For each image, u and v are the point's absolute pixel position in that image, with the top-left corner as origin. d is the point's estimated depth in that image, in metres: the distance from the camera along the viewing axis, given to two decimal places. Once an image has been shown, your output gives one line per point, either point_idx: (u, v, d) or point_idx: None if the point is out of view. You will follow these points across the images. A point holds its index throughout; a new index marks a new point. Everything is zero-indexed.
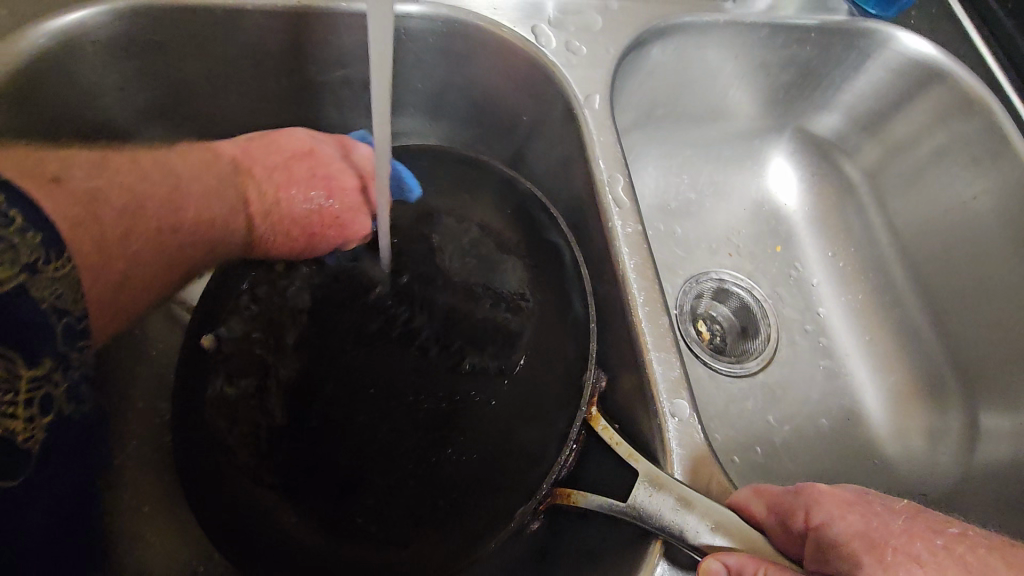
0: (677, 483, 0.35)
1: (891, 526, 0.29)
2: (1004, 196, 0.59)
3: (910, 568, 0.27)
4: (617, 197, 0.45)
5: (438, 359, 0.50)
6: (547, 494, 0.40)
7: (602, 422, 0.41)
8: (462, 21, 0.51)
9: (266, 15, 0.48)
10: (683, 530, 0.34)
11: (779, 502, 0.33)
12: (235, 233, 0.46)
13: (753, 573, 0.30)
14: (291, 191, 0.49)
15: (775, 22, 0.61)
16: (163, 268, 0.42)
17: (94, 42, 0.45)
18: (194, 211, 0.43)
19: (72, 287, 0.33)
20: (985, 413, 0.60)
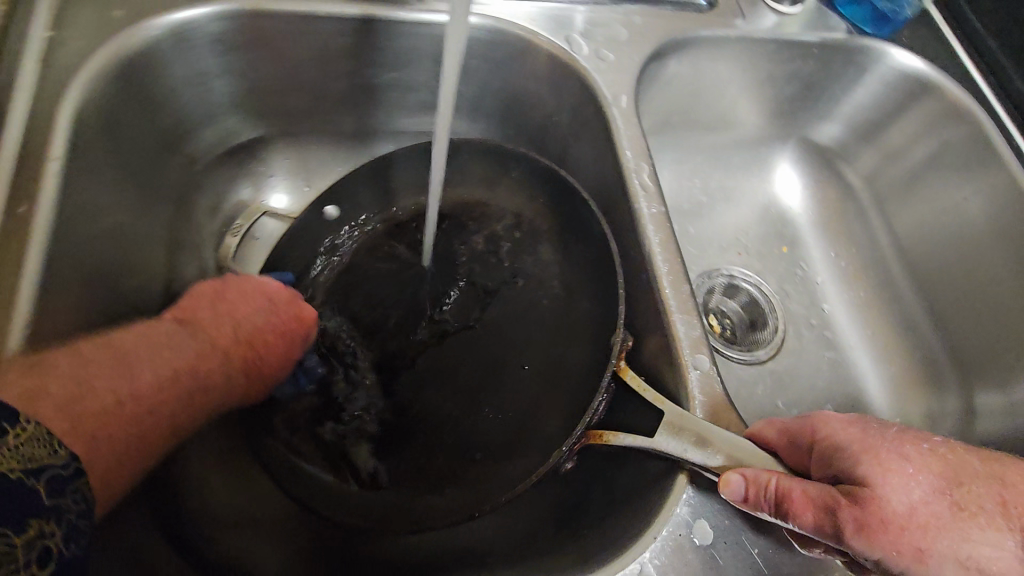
0: (698, 421, 0.39)
1: (885, 435, 0.35)
2: (992, 197, 0.65)
3: (901, 463, 0.33)
4: (643, 182, 0.51)
5: (473, 329, 0.57)
6: (580, 436, 0.44)
7: (630, 374, 0.46)
8: (504, 30, 0.58)
9: (334, 22, 0.54)
10: (703, 459, 0.38)
11: (790, 428, 0.39)
12: (214, 374, 0.46)
13: (767, 480, 0.35)
14: (240, 314, 0.49)
15: (780, 38, 0.67)
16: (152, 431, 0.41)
17: (185, 40, 0.51)
18: (158, 375, 0.42)
19: (38, 447, 0.32)
20: (980, 395, 0.64)
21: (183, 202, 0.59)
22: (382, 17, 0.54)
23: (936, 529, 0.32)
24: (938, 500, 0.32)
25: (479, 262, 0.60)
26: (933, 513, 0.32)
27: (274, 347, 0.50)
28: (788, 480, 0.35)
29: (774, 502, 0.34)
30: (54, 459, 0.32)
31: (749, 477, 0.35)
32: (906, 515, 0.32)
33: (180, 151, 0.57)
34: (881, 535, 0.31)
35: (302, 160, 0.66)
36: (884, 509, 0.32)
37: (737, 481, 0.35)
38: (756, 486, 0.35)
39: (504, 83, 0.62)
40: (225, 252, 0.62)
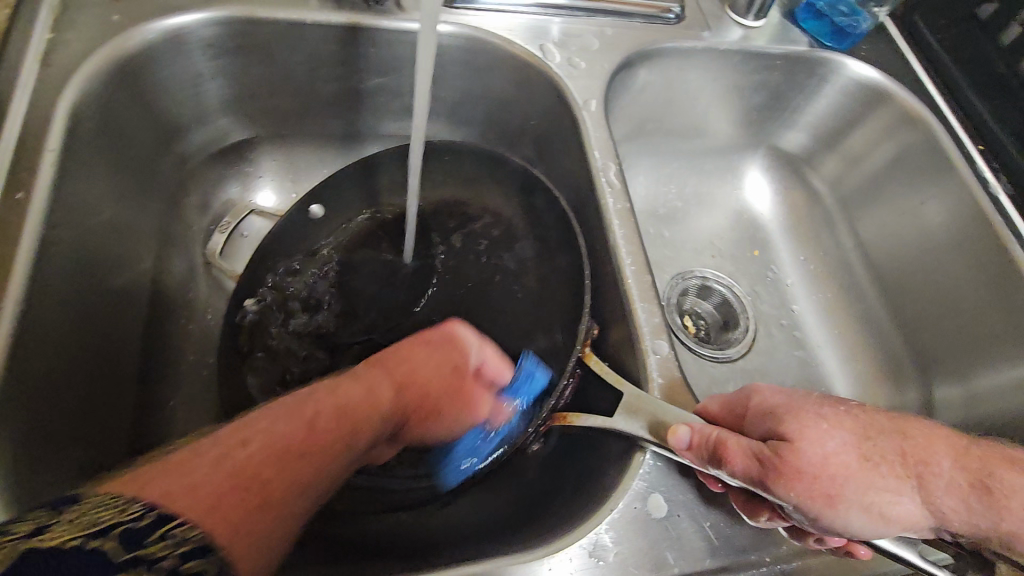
0: (653, 401, 0.42)
1: (807, 398, 0.38)
2: (947, 200, 0.68)
3: (817, 418, 0.36)
4: (610, 180, 0.54)
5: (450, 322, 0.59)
6: (546, 418, 0.47)
7: (594, 359, 0.48)
8: (480, 40, 0.61)
9: (319, 29, 0.57)
10: (655, 434, 0.41)
11: (730, 398, 0.41)
12: (354, 401, 0.38)
13: (709, 433, 0.37)
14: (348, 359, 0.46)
15: (746, 50, 0.71)
16: (261, 480, 0.31)
17: (180, 44, 0.54)
18: (269, 419, 0.35)
19: (103, 511, 0.27)
20: (938, 388, 0.67)
21: (173, 199, 0.61)
22: (366, 25, 0.57)
23: (843, 476, 0.34)
24: (848, 451, 0.35)
25: (458, 258, 0.63)
26: (842, 462, 0.34)
27: (431, 373, 0.44)
28: (725, 432, 0.37)
29: (711, 451, 0.36)
30: (123, 516, 0.27)
31: (695, 430, 0.38)
32: (819, 464, 0.34)
33: (172, 150, 0.59)
34: (796, 482, 0.34)
35: (289, 160, 0.68)
36: (800, 458, 0.34)
37: (684, 433, 0.37)
38: (699, 437, 0.37)
39: (483, 88, 0.66)
40: (213, 250, 0.64)
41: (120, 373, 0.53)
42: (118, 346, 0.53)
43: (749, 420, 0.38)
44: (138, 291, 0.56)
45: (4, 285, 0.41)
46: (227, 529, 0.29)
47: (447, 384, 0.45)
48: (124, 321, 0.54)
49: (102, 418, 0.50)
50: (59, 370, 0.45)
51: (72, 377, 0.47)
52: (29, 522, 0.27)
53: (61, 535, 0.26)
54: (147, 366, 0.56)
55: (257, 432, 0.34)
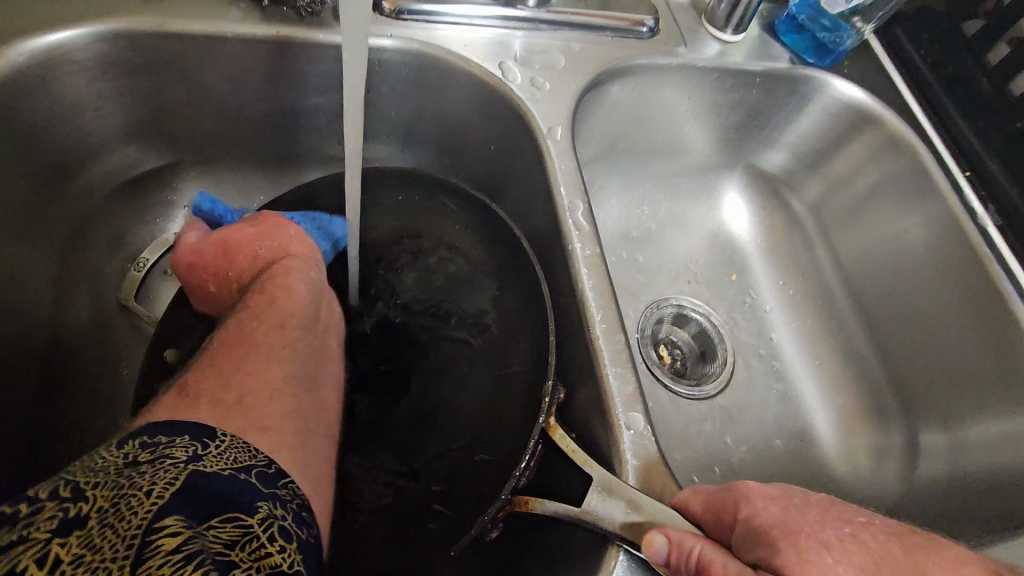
0: (629, 489, 0.37)
1: (806, 517, 0.32)
2: (931, 229, 0.65)
3: (820, 549, 0.30)
4: (577, 222, 0.48)
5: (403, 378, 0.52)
6: (506, 501, 0.40)
7: (560, 432, 0.42)
8: (432, 56, 0.54)
9: (244, 44, 0.49)
10: (631, 532, 0.36)
11: (714, 498, 0.35)
12: (274, 285, 0.50)
13: (691, 546, 0.32)
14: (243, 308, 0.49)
15: (723, 66, 0.66)
16: (238, 353, 0.41)
17: (73, 62, 0.46)
18: (207, 346, 0.43)
19: (236, 451, 0.32)
20: (924, 431, 0.63)
21: (79, 239, 0.53)
22: (298, 40, 0.50)
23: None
24: None
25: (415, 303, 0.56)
26: None
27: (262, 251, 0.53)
28: (711, 548, 0.32)
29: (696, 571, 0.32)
30: (254, 458, 0.33)
31: (674, 540, 0.33)
32: None
33: (74, 184, 0.51)
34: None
35: (218, 187, 0.60)
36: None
37: (661, 544, 0.33)
38: (678, 551, 0.33)
39: (437, 109, 0.59)
40: (128, 289, 0.56)
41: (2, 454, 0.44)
42: None
43: (738, 535, 0.33)
44: (27, 353, 0.48)
45: None
46: (315, 431, 0.40)
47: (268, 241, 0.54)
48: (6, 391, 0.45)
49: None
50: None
51: None
52: (172, 445, 0.30)
53: (216, 463, 0.30)
54: (41, 440, 0.48)
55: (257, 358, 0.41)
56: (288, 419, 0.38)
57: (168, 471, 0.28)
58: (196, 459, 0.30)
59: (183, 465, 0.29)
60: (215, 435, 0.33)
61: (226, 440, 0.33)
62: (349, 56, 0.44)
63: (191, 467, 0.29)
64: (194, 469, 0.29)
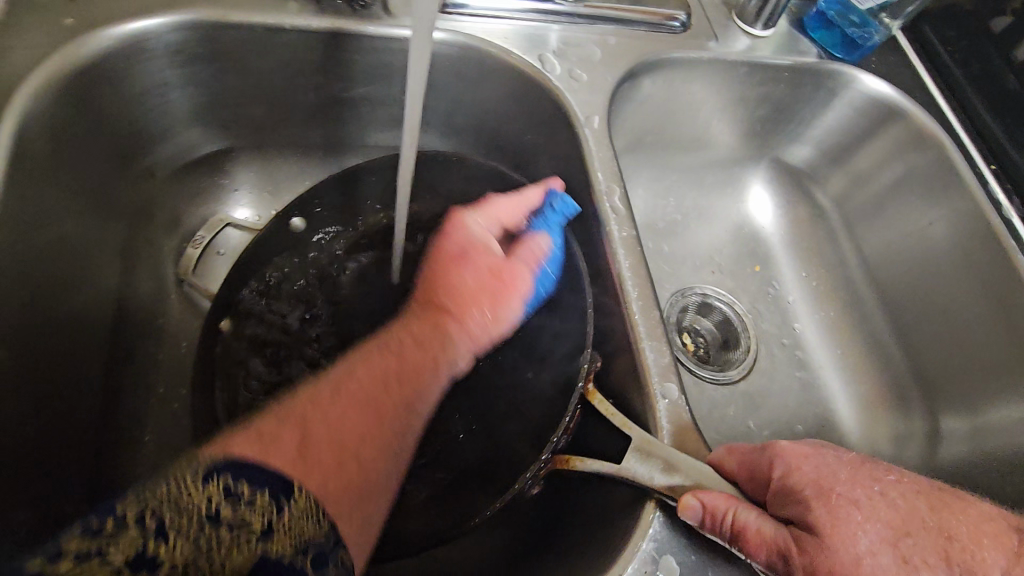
0: (667, 449, 0.39)
1: (838, 476, 0.36)
2: (957, 222, 0.66)
3: (850, 509, 0.34)
4: (614, 205, 0.51)
5: None
6: (547, 461, 0.43)
7: (598, 396, 0.45)
8: (475, 48, 0.57)
9: (301, 35, 0.53)
10: (672, 488, 0.38)
11: (749, 459, 0.39)
12: (420, 345, 0.44)
13: (723, 509, 0.35)
14: (401, 330, 0.46)
15: (753, 61, 0.68)
16: (361, 427, 0.38)
17: (145, 52, 0.49)
18: (348, 377, 0.41)
19: (305, 521, 0.30)
20: (944, 417, 0.65)
21: (141, 217, 0.56)
22: (350, 32, 0.53)
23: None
24: (882, 551, 0.33)
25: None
26: (878, 565, 0.33)
27: (463, 296, 0.47)
28: (744, 515, 0.35)
29: (729, 536, 0.35)
30: (319, 530, 0.31)
31: (708, 508, 0.36)
32: (853, 567, 0.32)
33: (137, 165, 0.54)
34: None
35: (267, 172, 0.63)
36: (832, 559, 0.32)
37: (695, 507, 0.36)
38: (712, 516, 0.36)
39: (478, 99, 0.62)
40: (185, 266, 0.59)
41: (75, 419, 0.48)
42: (70, 372, 0.48)
43: (773, 493, 0.37)
44: (98, 319, 0.51)
45: None
46: (370, 504, 0.36)
47: (478, 294, 0.47)
48: (81, 359, 0.49)
49: (49, 473, 0.45)
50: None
51: (13, 416, 0.42)
52: (253, 500, 0.30)
53: (281, 541, 0.29)
54: (108, 403, 0.51)
55: (368, 423, 0.38)
56: (352, 492, 0.35)
57: (236, 552, 0.28)
58: (266, 535, 0.29)
59: (252, 543, 0.29)
60: (290, 493, 0.31)
61: (299, 500, 0.31)
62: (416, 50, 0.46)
63: (260, 544, 0.29)
64: (260, 549, 0.29)
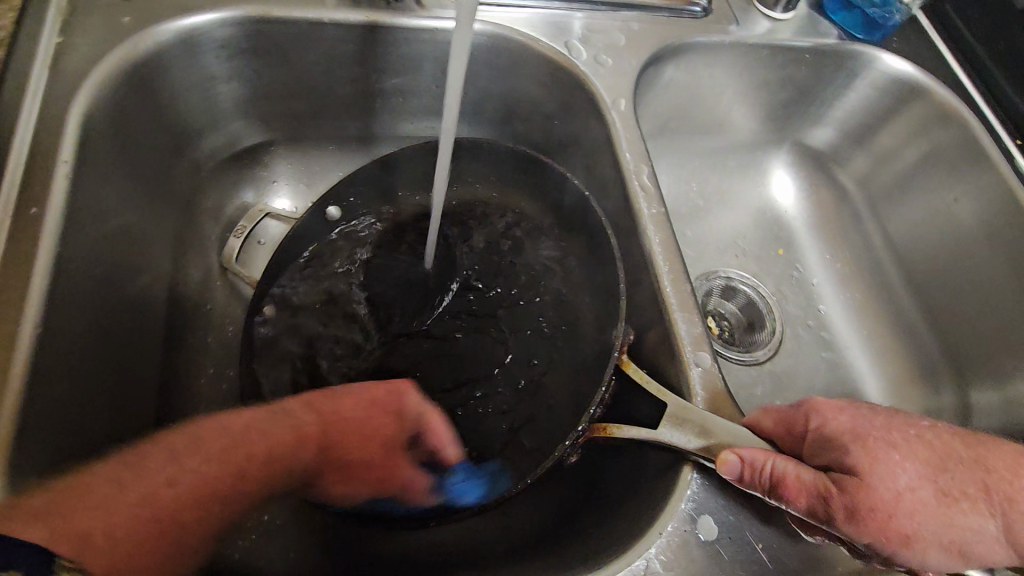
0: (702, 413, 0.40)
1: (874, 423, 0.38)
2: (983, 199, 0.66)
3: (888, 450, 0.36)
4: (643, 183, 0.52)
5: (474, 321, 0.57)
6: (584, 430, 0.45)
7: (632, 366, 0.46)
8: (504, 37, 0.59)
9: (338, 29, 0.55)
10: (708, 449, 0.40)
11: (784, 416, 0.41)
12: (273, 456, 0.40)
13: (761, 462, 0.37)
14: (265, 424, 0.42)
15: (774, 44, 0.69)
16: (163, 519, 0.35)
17: (194, 48, 0.52)
18: (205, 455, 0.38)
19: None
20: (974, 391, 0.65)
21: (191, 208, 0.59)
22: (385, 24, 0.55)
23: (920, 515, 0.34)
24: (923, 486, 0.35)
25: (480, 262, 0.60)
26: (917, 499, 0.35)
27: (350, 448, 0.43)
28: (781, 465, 0.36)
29: (768, 485, 0.36)
30: None
31: (746, 461, 0.37)
32: (894, 500, 0.34)
33: (184, 157, 0.57)
34: (871, 521, 0.34)
35: (304, 163, 0.66)
36: (873, 497, 0.34)
37: (733, 462, 0.37)
38: (751, 468, 0.37)
39: (507, 87, 0.64)
40: (228, 256, 0.61)
41: (128, 412, 0.49)
42: (132, 347, 0.50)
43: (810, 444, 0.38)
44: (155, 301, 0.54)
45: (19, 305, 0.39)
46: None
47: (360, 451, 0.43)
48: (138, 349, 0.51)
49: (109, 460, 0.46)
50: (65, 406, 0.42)
51: (84, 390, 0.44)
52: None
53: None
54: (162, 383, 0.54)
55: (170, 522, 0.36)
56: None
57: None
58: None
59: None
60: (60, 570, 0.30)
61: None
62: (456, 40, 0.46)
63: None
64: None
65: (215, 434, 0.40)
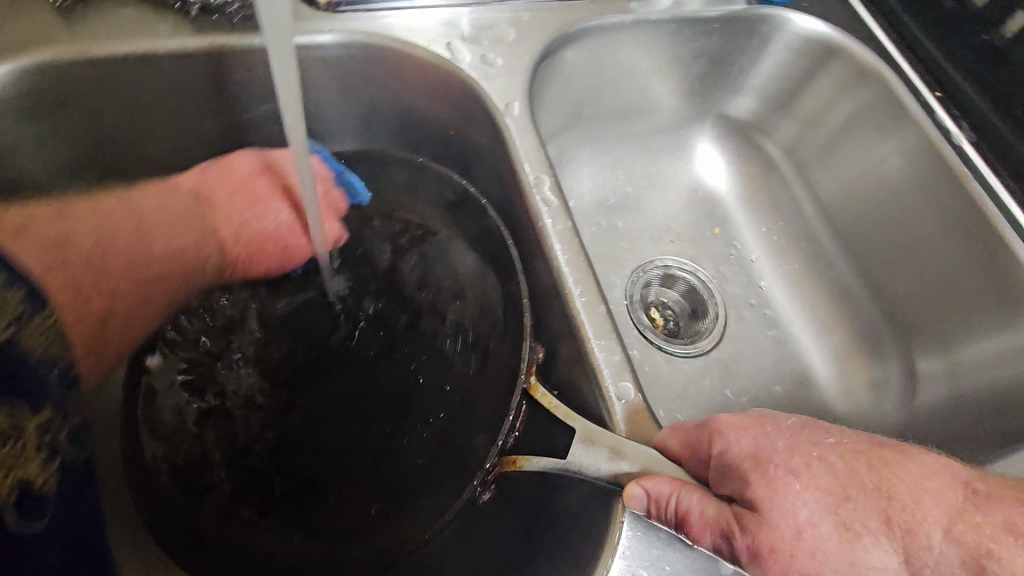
0: (614, 436, 0.37)
1: (776, 445, 0.35)
2: (911, 154, 0.64)
3: (788, 479, 0.33)
4: (545, 197, 0.47)
5: (381, 347, 0.50)
6: (494, 465, 0.42)
7: (541, 390, 0.43)
8: (377, 46, 0.53)
9: (180, 59, 0.48)
10: (617, 476, 0.36)
11: (690, 436, 0.38)
12: (238, 232, 0.54)
13: (669, 495, 0.34)
14: (249, 214, 0.55)
15: (679, 17, 0.64)
16: (157, 273, 0.50)
17: (5, 104, 0.45)
18: (170, 248, 0.51)
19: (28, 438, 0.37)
20: (920, 358, 0.63)
21: None
22: (232, 49, 0.48)
23: (823, 554, 0.31)
24: (824, 520, 0.32)
25: (384, 284, 0.53)
26: (819, 535, 0.31)
27: (271, 248, 0.54)
28: (687, 499, 0.34)
29: (674, 522, 0.34)
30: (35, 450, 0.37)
31: (653, 496, 0.34)
32: (793, 540, 0.32)
33: None
34: (774, 564, 0.32)
35: None
36: (773, 536, 0.32)
37: (640, 498, 0.34)
38: (658, 504, 0.34)
39: (392, 97, 0.57)
40: None
41: None
42: None
43: (713, 470, 0.36)
44: None
45: None
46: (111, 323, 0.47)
47: (280, 253, 0.54)
48: None
49: None
50: None
51: None
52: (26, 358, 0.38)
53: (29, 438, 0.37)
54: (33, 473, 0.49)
55: (155, 272, 0.50)
56: (127, 295, 0.48)
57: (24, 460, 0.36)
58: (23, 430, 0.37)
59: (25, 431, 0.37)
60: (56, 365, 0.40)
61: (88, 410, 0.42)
62: (276, 58, 0.39)
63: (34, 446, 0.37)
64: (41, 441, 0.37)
65: (216, 193, 0.54)
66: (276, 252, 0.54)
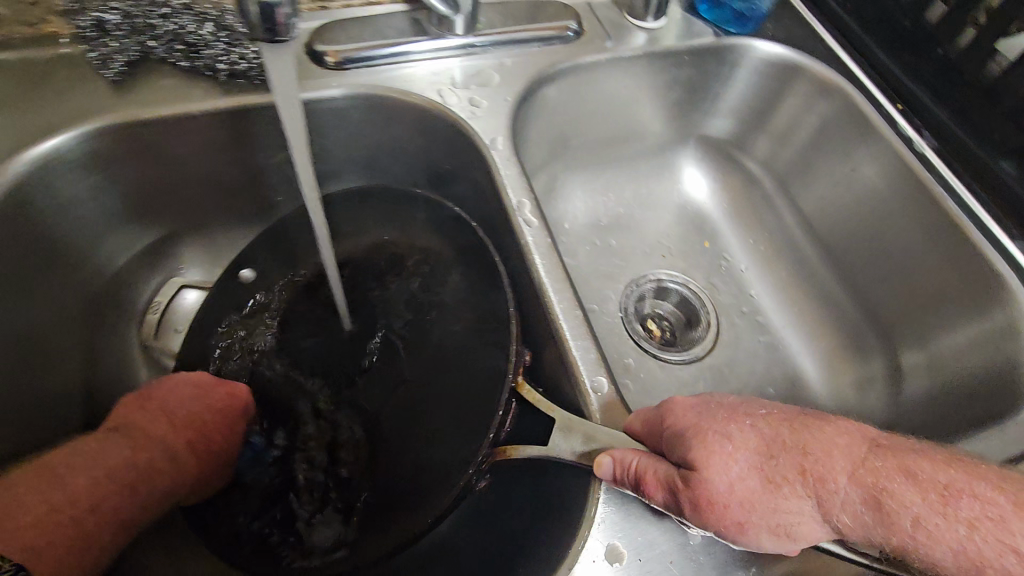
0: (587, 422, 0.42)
1: (716, 417, 0.40)
2: (879, 160, 0.68)
3: (722, 441, 0.38)
4: (527, 218, 0.53)
5: (395, 359, 0.58)
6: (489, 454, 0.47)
7: (526, 387, 0.49)
8: (378, 95, 0.60)
9: (210, 117, 0.56)
10: (591, 456, 0.41)
11: (650, 417, 0.42)
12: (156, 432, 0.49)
13: (631, 460, 0.39)
14: (167, 406, 0.51)
15: (650, 51, 0.71)
16: (93, 498, 0.44)
17: (68, 163, 0.53)
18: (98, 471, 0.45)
19: None
20: (905, 354, 0.66)
21: (93, 314, 0.59)
22: (254, 106, 0.56)
23: (750, 502, 0.36)
24: (751, 475, 0.37)
25: (393, 303, 0.60)
26: (747, 487, 0.37)
27: (212, 420, 0.52)
28: (646, 462, 0.38)
29: (633, 482, 0.39)
30: None
31: (618, 459, 0.39)
32: (727, 492, 0.36)
33: (87, 266, 0.58)
34: (710, 513, 0.36)
35: (210, 246, 0.66)
36: (710, 488, 0.36)
37: (607, 464, 0.39)
38: (622, 467, 0.39)
39: (393, 138, 0.65)
40: (148, 330, 0.63)
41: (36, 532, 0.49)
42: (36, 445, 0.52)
43: (666, 439, 0.40)
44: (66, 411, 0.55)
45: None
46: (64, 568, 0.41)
47: (222, 421, 0.52)
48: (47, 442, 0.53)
49: None
50: None
51: None
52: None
53: None
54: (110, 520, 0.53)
55: (92, 500, 0.44)
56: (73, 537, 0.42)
57: None
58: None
59: None
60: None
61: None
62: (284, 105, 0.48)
63: None
64: None
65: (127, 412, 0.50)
66: (223, 420, 0.52)
